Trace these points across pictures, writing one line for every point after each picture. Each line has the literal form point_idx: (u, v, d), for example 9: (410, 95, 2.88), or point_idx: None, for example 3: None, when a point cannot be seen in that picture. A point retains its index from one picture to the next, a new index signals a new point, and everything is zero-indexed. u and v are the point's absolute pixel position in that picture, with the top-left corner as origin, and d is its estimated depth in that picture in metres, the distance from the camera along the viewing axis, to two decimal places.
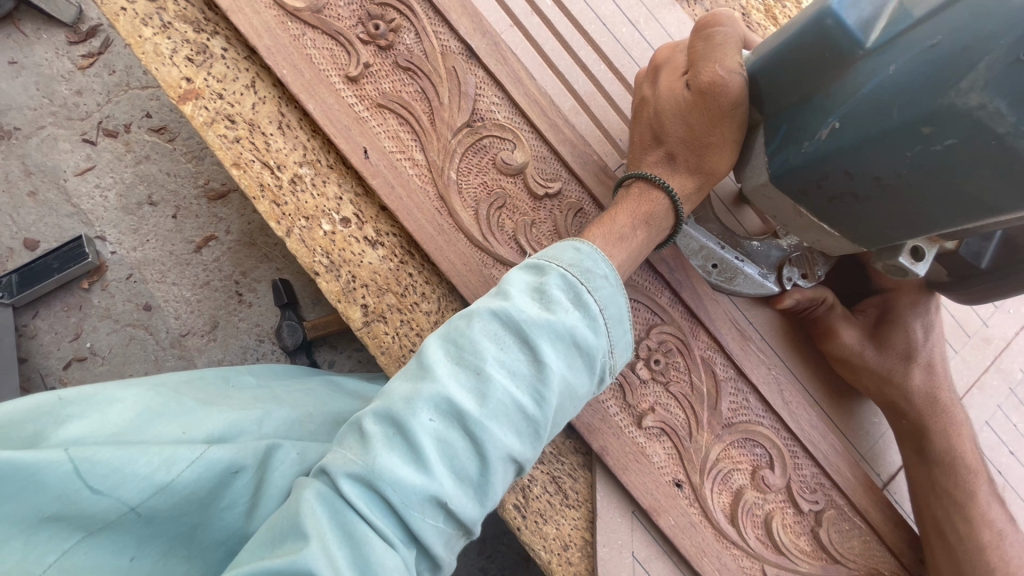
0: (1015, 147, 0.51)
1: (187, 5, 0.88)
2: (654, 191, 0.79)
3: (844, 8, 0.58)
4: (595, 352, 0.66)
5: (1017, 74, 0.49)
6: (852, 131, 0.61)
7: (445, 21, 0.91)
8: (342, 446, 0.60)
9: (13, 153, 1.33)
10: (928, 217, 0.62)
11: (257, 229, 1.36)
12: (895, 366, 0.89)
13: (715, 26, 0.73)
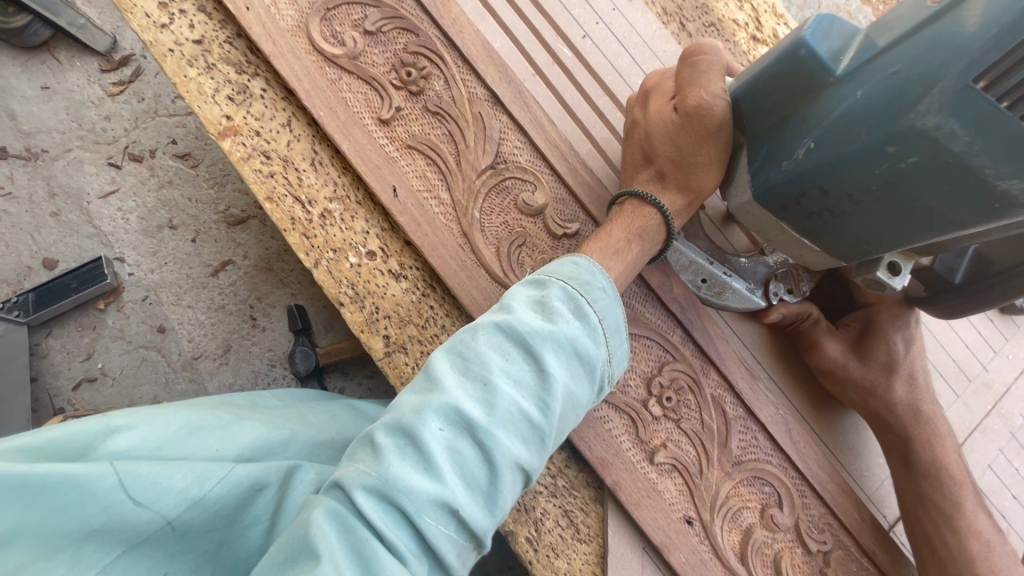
0: (971, 163, 0.57)
1: (232, 48, 0.93)
2: (647, 208, 0.85)
3: (816, 41, 0.65)
4: (596, 361, 0.69)
5: (968, 97, 0.54)
6: (825, 151, 0.67)
7: (473, 70, 0.96)
8: (354, 460, 0.61)
9: (38, 175, 1.37)
10: (898, 230, 0.67)
11: (274, 254, 1.39)
12: (878, 379, 0.93)
13: (702, 55, 0.80)
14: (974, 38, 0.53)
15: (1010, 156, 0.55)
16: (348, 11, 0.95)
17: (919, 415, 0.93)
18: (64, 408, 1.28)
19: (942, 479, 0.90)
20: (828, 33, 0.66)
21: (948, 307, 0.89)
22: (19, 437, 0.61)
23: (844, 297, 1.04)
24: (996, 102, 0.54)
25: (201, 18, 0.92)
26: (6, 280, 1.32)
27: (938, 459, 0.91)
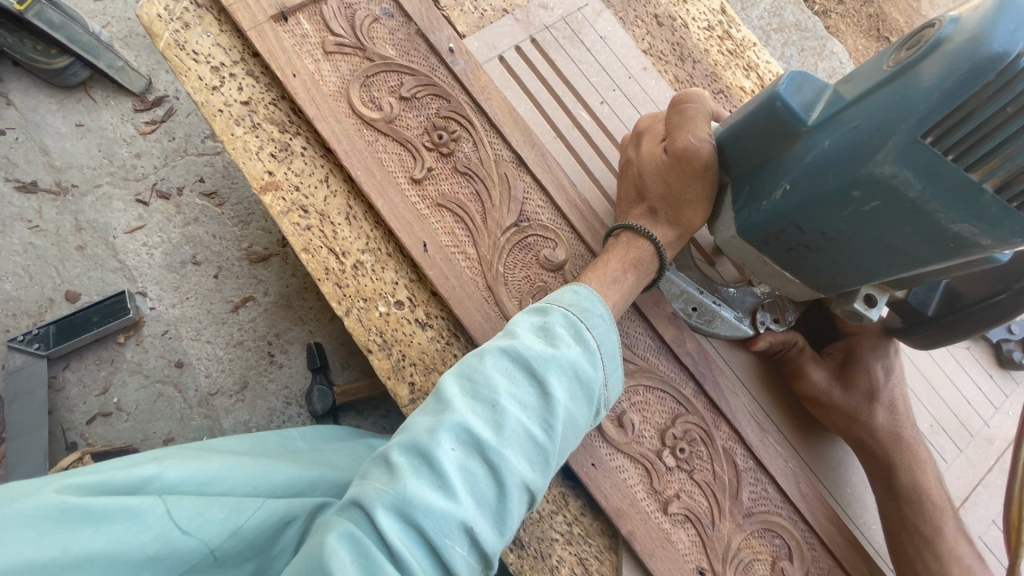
0: (923, 208, 0.67)
1: (276, 109, 1.02)
2: (641, 240, 0.90)
3: (789, 95, 0.73)
4: (594, 384, 0.73)
5: (917, 151, 0.64)
6: (799, 194, 0.74)
7: (500, 134, 1.03)
8: (369, 479, 0.63)
9: (67, 209, 1.40)
10: (864, 264, 0.77)
11: (294, 291, 1.44)
12: (860, 405, 0.98)
13: (688, 103, 0.89)
14: (922, 99, 0.63)
15: (959, 202, 0.65)
16: (385, 78, 1.02)
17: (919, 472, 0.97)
18: (77, 442, 1.29)
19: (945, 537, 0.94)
20: (798, 89, 0.74)
21: (923, 338, 0.94)
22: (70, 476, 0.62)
23: (828, 327, 1.09)
24: (945, 155, 0.64)
25: (249, 81, 1.02)
26: (27, 312, 1.34)
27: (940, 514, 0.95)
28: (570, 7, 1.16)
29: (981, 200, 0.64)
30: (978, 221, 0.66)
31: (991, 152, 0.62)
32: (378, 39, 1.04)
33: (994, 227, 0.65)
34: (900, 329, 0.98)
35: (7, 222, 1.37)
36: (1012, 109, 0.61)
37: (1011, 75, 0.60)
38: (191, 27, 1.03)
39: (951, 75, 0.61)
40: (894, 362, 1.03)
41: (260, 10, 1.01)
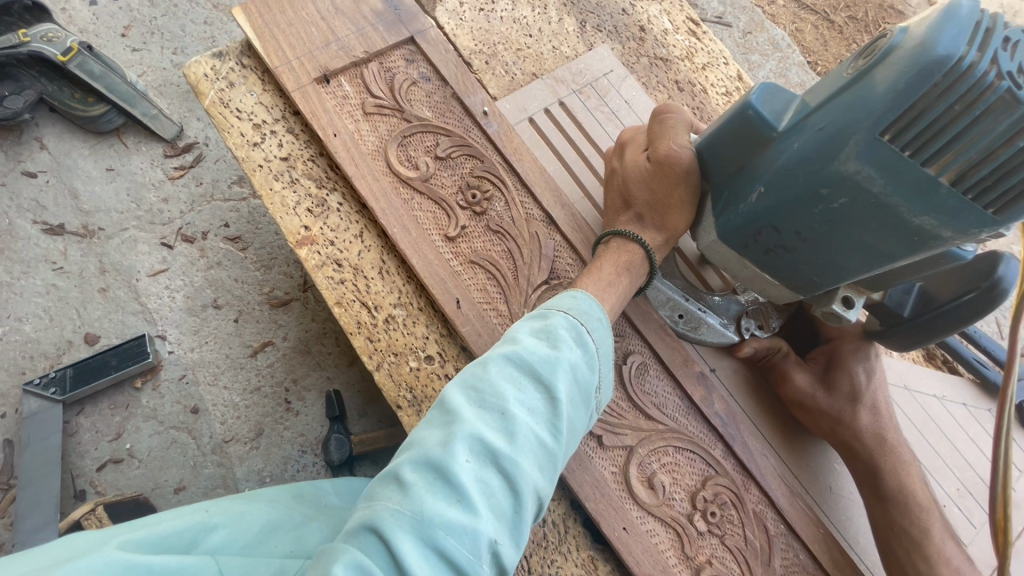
0: (887, 203, 0.68)
1: (314, 165, 1.05)
2: (631, 244, 0.93)
3: (760, 104, 0.75)
4: (591, 387, 0.73)
5: (877, 148, 0.66)
6: (773, 196, 0.76)
7: (531, 194, 1.06)
8: (379, 498, 0.60)
9: (92, 251, 1.42)
10: (840, 262, 0.78)
11: (313, 336, 1.44)
12: (843, 407, 0.98)
13: (668, 114, 0.93)
14: (877, 101, 0.64)
15: (920, 195, 0.66)
16: (421, 139, 1.06)
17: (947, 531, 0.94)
18: (86, 490, 1.26)
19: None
20: (768, 100, 0.76)
21: (901, 340, 0.93)
22: (125, 531, 0.61)
23: (810, 334, 1.09)
24: (902, 151, 0.65)
25: (289, 137, 1.06)
26: (45, 354, 1.33)
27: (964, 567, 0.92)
28: (596, 73, 1.21)
29: (939, 193, 0.65)
30: (938, 214, 0.67)
31: (944, 148, 0.64)
32: (415, 101, 1.08)
33: (954, 220, 0.67)
34: (879, 332, 0.97)
35: (32, 264, 1.38)
36: (960, 107, 0.62)
37: (959, 75, 0.61)
38: (235, 86, 1.07)
39: (903, 75, 0.63)
40: (875, 365, 1.03)
41: (304, 73, 1.05)
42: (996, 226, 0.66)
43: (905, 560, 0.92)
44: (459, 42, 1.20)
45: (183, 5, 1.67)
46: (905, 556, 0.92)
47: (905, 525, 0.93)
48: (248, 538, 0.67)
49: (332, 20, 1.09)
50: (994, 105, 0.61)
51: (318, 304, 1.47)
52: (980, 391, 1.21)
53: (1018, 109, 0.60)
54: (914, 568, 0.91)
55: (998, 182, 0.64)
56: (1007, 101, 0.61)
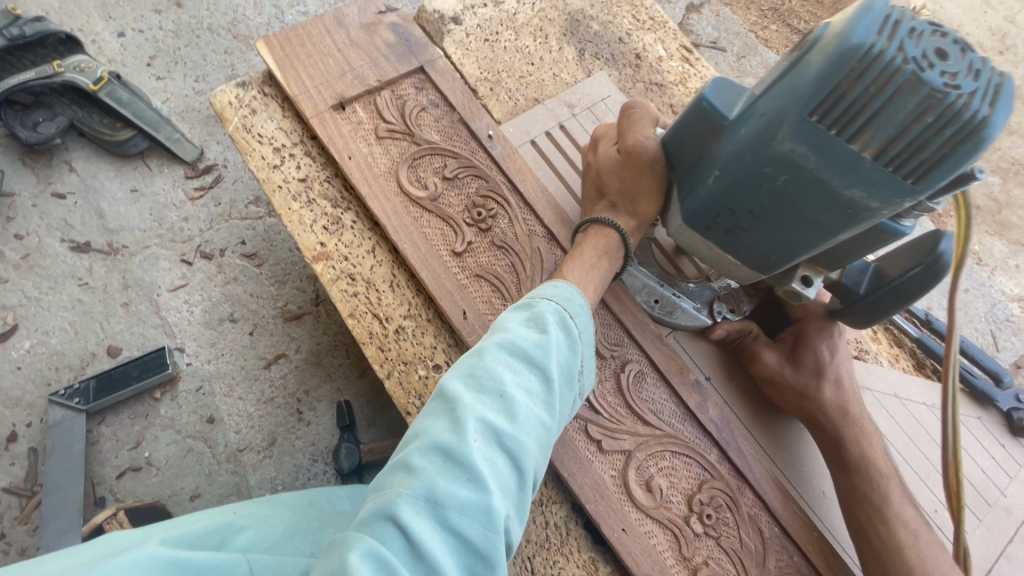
0: (822, 178, 0.73)
1: (330, 186, 1.12)
2: (607, 230, 1.03)
3: (712, 96, 0.84)
4: (576, 369, 0.81)
5: (806, 128, 0.71)
6: (727, 178, 0.82)
7: (533, 211, 1.13)
8: (392, 484, 0.65)
9: (116, 267, 1.49)
10: (793, 240, 0.84)
11: (324, 349, 1.50)
12: (809, 382, 1.03)
13: (635, 111, 1.07)
14: (803, 87, 0.70)
15: (847, 169, 0.71)
16: (430, 161, 1.13)
17: (913, 506, 0.98)
18: (105, 497, 1.30)
19: (937, 562, 0.92)
20: (721, 92, 0.84)
21: (861, 317, 0.98)
22: (165, 529, 0.68)
23: (778, 316, 1.14)
24: (828, 130, 0.70)
25: (307, 160, 1.13)
26: (70, 365, 1.39)
27: (922, 528, 0.95)
28: (594, 98, 1.29)
29: (863, 166, 0.70)
30: (866, 187, 0.72)
31: (864, 127, 0.68)
32: (424, 126, 1.15)
33: (879, 190, 0.71)
34: (840, 311, 1.02)
35: (60, 279, 1.45)
36: (875, 88, 0.66)
37: (871, 60, 0.66)
38: (257, 112, 1.15)
39: (821, 64, 0.69)
40: (839, 342, 1.07)
41: (321, 100, 1.13)
42: (916, 195, 0.71)
43: (867, 523, 0.96)
44: (466, 70, 1.28)
45: (206, 36, 1.77)
46: (868, 520, 0.96)
47: (868, 491, 0.97)
48: (272, 539, 0.72)
49: (348, 52, 1.17)
50: (903, 85, 0.65)
51: (330, 317, 1.53)
52: (971, 400, 1.25)
53: (923, 88, 0.65)
54: (875, 531, 0.95)
55: (912, 156, 0.68)
56: (914, 82, 0.65)
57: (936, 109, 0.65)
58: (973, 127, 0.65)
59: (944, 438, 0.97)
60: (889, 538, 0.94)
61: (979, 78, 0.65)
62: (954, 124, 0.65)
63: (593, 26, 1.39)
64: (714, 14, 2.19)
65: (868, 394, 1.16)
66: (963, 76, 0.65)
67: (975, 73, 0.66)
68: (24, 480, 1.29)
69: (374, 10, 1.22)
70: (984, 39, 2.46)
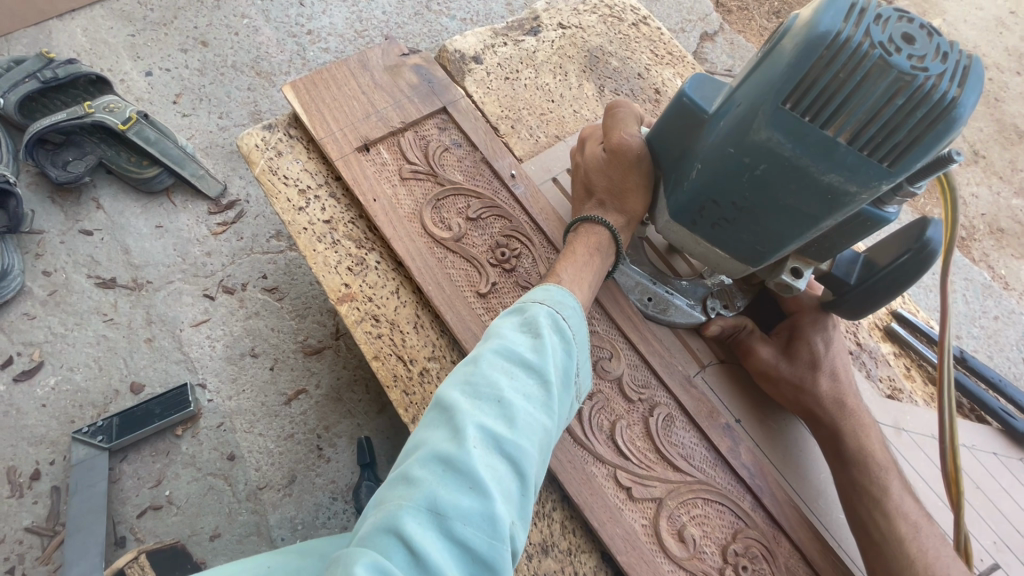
0: (800, 165, 0.74)
1: (354, 227, 1.13)
2: (596, 227, 1.03)
3: (692, 91, 0.86)
4: (572, 370, 0.81)
5: (781, 115, 0.72)
6: (709, 170, 0.83)
7: (557, 250, 1.12)
8: (393, 499, 0.65)
9: (140, 303, 1.50)
10: (778, 231, 0.84)
11: (344, 383, 1.50)
12: (804, 374, 1.03)
13: (619, 109, 1.07)
14: (776, 75, 0.72)
15: (824, 155, 0.72)
16: (453, 202, 1.14)
17: (913, 498, 0.97)
18: (126, 537, 1.30)
19: (939, 553, 0.91)
20: (700, 87, 0.87)
21: (853, 306, 0.99)
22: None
23: (775, 313, 1.15)
24: (803, 117, 0.72)
25: (332, 201, 1.14)
26: (93, 402, 1.40)
27: (923, 521, 0.94)
28: None
29: (838, 151, 0.72)
30: (842, 170, 0.73)
31: (837, 110, 0.70)
32: (447, 166, 1.16)
33: (857, 174, 0.72)
34: (832, 302, 1.03)
35: (85, 316, 1.47)
36: (844, 74, 0.68)
37: (841, 47, 0.68)
38: (283, 154, 1.17)
39: (792, 52, 0.70)
40: (834, 334, 1.08)
41: (346, 142, 1.14)
42: (893, 178, 0.72)
43: (869, 519, 0.95)
44: (487, 108, 1.29)
45: (229, 73, 1.81)
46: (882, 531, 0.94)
47: (867, 484, 0.97)
48: None
49: (372, 94, 1.19)
50: (872, 70, 0.68)
51: (350, 351, 1.53)
52: (1011, 440, 1.20)
53: (891, 71, 0.67)
54: (875, 524, 0.94)
55: (885, 138, 0.70)
56: (880, 66, 0.67)
57: (905, 91, 0.67)
58: (941, 108, 0.67)
59: (942, 429, 1.00)
60: (889, 530, 0.93)
61: (946, 61, 0.68)
62: (924, 105, 0.67)
63: (611, 62, 1.40)
64: (728, 42, 2.20)
65: (904, 436, 1.13)
66: (930, 59, 0.68)
67: (941, 56, 0.68)
68: (46, 520, 1.29)
69: (397, 52, 1.24)
70: (1000, 59, 2.45)
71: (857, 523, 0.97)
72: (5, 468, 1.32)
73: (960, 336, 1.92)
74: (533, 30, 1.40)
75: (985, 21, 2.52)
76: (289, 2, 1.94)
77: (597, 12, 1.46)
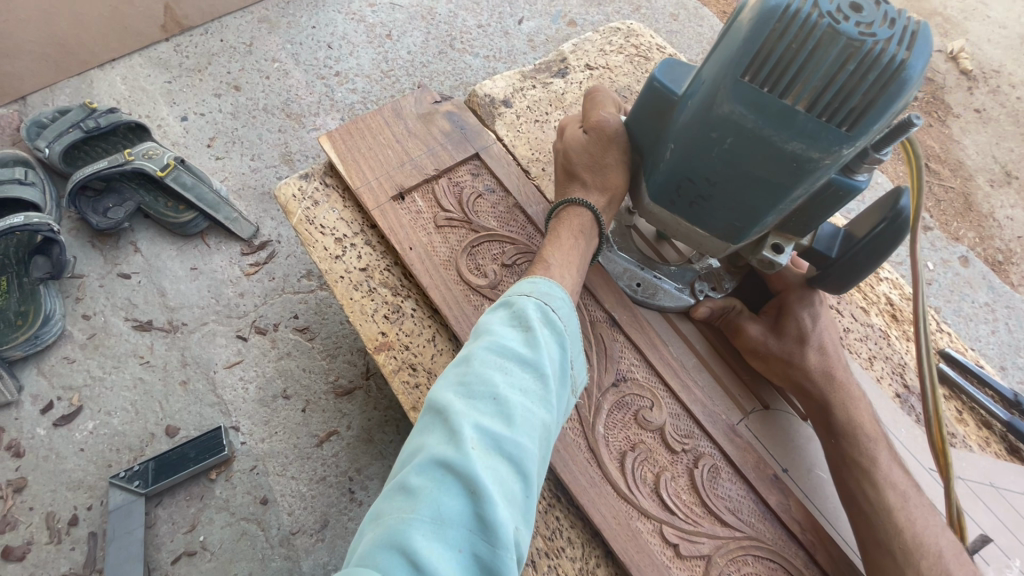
0: (765, 136, 0.73)
1: (390, 274, 1.14)
2: (578, 209, 1.05)
3: (662, 76, 0.87)
4: (565, 364, 0.83)
5: (741, 87, 0.72)
6: (681, 149, 0.83)
7: (594, 296, 1.11)
8: (394, 512, 0.64)
9: (176, 345, 1.53)
10: (755, 206, 0.83)
11: (375, 424, 1.49)
12: (793, 349, 1.04)
13: (597, 95, 1.11)
14: (732, 51, 0.72)
15: (784, 124, 0.72)
16: (488, 248, 1.14)
17: (902, 470, 0.97)
18: None
19: (927, 523, 0.91)
20: (670, 71, 0.88)
21: (835, 280, 0.98)
22: None
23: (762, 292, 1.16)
24: (761, 88, 0.71)
25: (367, 249, 1.15)
26: (130, 446, 1.41)
27: (913, 492, 0.94)
28: None
29: (797, 120, 0.71)
30: (803, 138, 0.72)
31: (793, 80, 0.70)
32: (481, 213, 1.17)
33: (817, 141, 0.71)
34: (816, 277, 1.02)
35: (122, 359, 1.49)
36: (797, 44, 0.68)
37: (791, 19, 0.68)
38: (319, 204, 1.18)
39: (746, 27, 0.71)
40: (822, 310, 1.08)
41: (382, 191, 1.16)
42: (853, 142, 0.71)
43: (858, 491, 0.95)
44: (518, 152, 1.30)
45: (261, 116, 1.86)
46: None
47: (856, 456, 0.97)
48: None
49: (406, 142, 1.20)
50: (823, 39, 0.68)
51: (380, 392, 1.53)
52: None
53: (841, 38, 0.67)
54: (865, 497, 0.94)
55: (841, 105, 0.69)
56: (831, 34, 0.67)
57: (855, 57, 0.67)
58: (891, 71, 0.67)
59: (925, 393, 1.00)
60: None
61: (894, 26, 0.68)
62: (874, 69, 0.67)
63: None
64: None
65: (961, 484, 1.09)
66: (878, 25, 0.68)
67: (890, 22, 0.69)
68: (83, 566, 1.29)
69: (430, 100, 1.26)
70: None
71: (846, 494, 0.97)
72: (44, 514, 1.33)
73: (1004, 367, 1.86)
74: (560, 72, 1.42)
75: (1009, 39, 2.49)
76: (317, 45, 2.00)
77: (624, 52, 1.47)
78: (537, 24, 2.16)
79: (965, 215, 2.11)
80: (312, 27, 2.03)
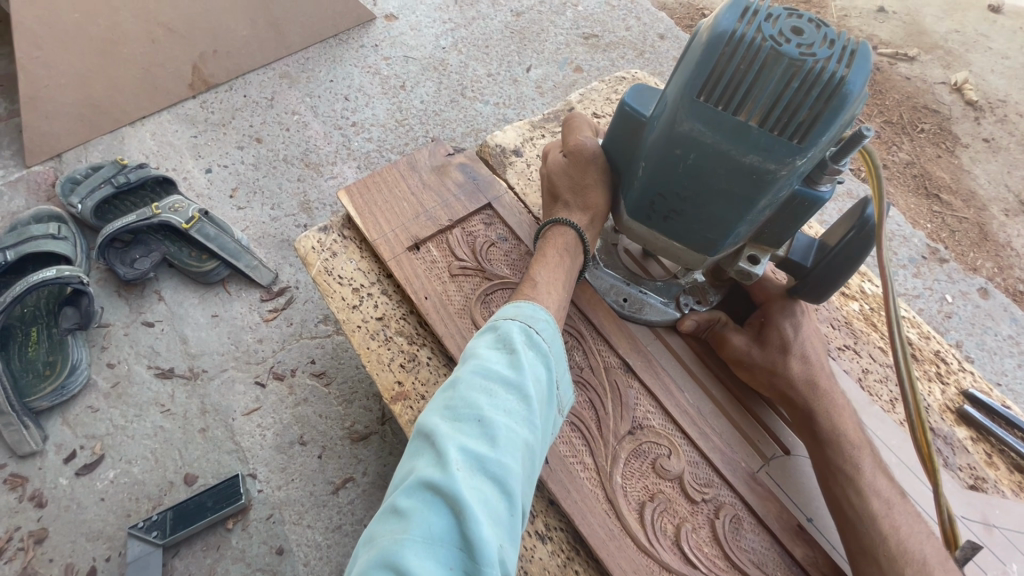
0: (725, 151, 0.78)
1: (406, 323, 1.16)
2: (562, 228, 1.08)
3: (631, 100, 0.93)
4: (550, 384, 0.83)
5: (699, 107, 0.77)
6: (652, 166, 0.88)
7: (608, 343, 1.12)
8: (385, 537, 0.64)
9: (196, 393, 1.55)
10: (726, 220, 0.87)
11: (391, 470, 1.49)
12: (776, 358, 1.05)
13: (574, 121, 1.19)
14: (688, 75, 0.77)
15: (740, 139, 0.76)
16: (502, 295, 1.16)
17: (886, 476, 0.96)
18: None
19: (911, 529, 0.90)
20: (640, 95, 0.93)
21: (814, 289, 1.02)
22: None
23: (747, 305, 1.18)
24: (716, 107, 0.76)
25: (384, 298, 1.18)
26: (149, 495, 1.42)
27: (897, 498, 0.94)
28: None
29: (751, 134, 0.75)
30: (759, 151, 0.76)
31: (744, 98, 0.74)
32: (494, 261, 1.20)
33: (772, 153, 0.76)
34: (797, 288, 1.05)
35: (144, 407, 1.52)
36: (745, 65, 0.73)
37: (737, 44, 0.73)
38: (337, 254, 1.22)
39: (698, 52, 0.76)
40: (804, 320, 1.09)
41: (398, 243, 1.19)
42: (805, 153, 0.75)
43: (843, 497, 0.95)
44: (530, 200, 1.32)
45: (281, 166, 1.94)
46: None
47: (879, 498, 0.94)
48: None
49: (421, 194, 1.25)
50: (767, 60, 0.72)
51: (396, 437, 1.53)
52: None
53: (783, 59, 0.71)
54: (849, 502, 0.94)
55: (790, 119, 0.73)
56: (774, 55, 0.72)
57: (798, 75, 0.71)
58: (832, 86, 0.71)
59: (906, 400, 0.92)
60: None
61: (833, 47, 0.72)
62: (817, 85, 0.71)
63: None
64: None
65: (997, 533, 1.04)
66: (818, 45, 0.72)
67: (830, 42, 0.73)
68: None
69: (443, 152, 1.31)
70: None
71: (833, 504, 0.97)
72: (63, 566, 1.34)
73: None
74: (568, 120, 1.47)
75: (1012, 69, 2.52)
76: (335, 97, 2.09)
77: None
78: (544, 71, 2.25)
79: (981, 245, 2.10)
80: (330, 81, 2.13)
